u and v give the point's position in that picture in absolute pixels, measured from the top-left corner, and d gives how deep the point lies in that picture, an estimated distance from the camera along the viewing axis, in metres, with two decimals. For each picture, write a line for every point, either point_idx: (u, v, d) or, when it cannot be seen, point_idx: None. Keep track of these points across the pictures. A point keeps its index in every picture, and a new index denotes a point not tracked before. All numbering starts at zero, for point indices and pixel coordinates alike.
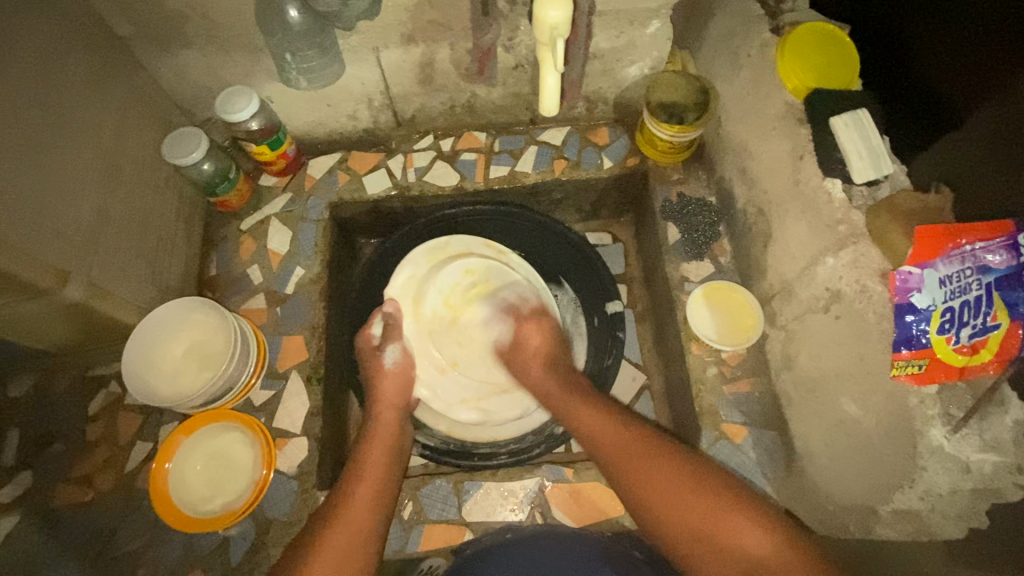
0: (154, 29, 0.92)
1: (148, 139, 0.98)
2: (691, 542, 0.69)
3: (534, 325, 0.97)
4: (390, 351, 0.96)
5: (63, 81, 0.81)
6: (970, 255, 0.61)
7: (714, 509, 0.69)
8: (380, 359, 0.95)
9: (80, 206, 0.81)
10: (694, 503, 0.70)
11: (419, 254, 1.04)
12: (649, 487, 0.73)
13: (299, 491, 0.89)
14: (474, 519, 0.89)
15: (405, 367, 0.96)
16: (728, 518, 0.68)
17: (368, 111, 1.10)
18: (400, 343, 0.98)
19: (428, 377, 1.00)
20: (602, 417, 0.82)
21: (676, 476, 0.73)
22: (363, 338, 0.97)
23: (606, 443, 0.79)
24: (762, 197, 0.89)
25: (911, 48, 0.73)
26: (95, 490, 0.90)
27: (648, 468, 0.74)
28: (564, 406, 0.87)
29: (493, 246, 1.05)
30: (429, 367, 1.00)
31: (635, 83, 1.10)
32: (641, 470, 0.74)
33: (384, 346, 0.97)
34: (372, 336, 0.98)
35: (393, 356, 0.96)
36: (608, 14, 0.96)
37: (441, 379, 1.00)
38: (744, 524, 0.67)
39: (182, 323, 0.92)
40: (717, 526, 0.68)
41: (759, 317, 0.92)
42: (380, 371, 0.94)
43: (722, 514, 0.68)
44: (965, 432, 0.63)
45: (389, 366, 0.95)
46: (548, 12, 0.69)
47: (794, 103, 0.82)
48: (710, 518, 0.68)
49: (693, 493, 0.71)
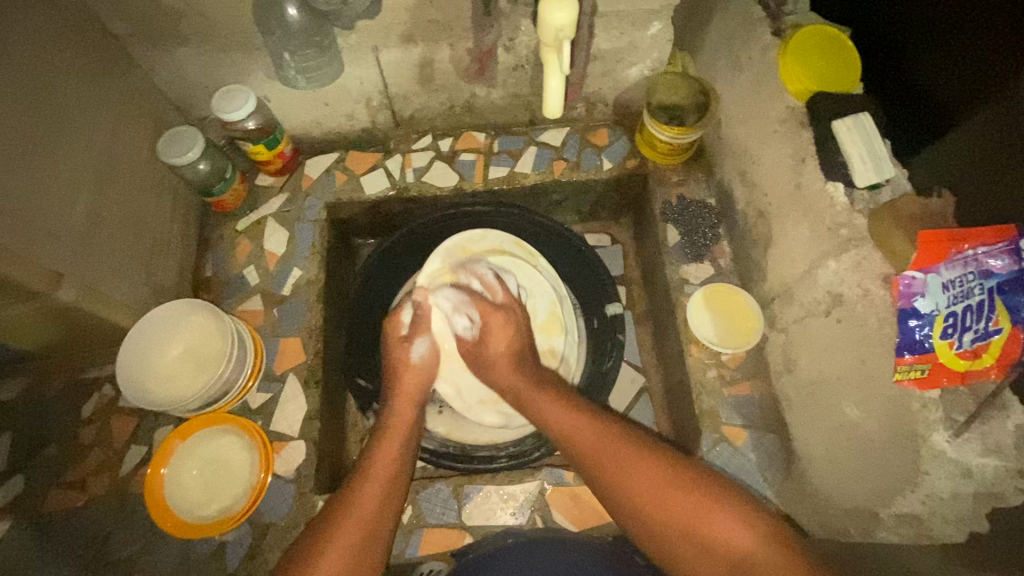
0: (149, 27, 0.91)
1: (144, 139, 0.97)
2: (684, 551, 0.68)
3: (501, 317, 0.91)
4: (418, 344, 0.94)
5: (59, 79, 0.80)
6: (972, 259, 0.61)
7: (712, 512, 0.68)
8: (406, 351, 0.93)
9: (75, 207, 0.80)
10: (684, 509, 0.69)
11: (451, 245, 1.02)
12: (626, 481, 0.73)
13: (297, 495, 0.88)
14: (474, 522, 0.88)
15: (431, 364, 0.94)
16: (707, 509, 0.68)
17: (366, 111, 1.09)
18: (428, 337, 0.95)
19: (452, 373, 0.98)
20: (578, 420, 0.80)
21: (665, 481, 0.71)
22: (392, 324, 0.96)
23: (576, 435, 0.78)
24: (763, 200, 0.89)
25: (913, 53, 0.73)
26: (88, 494, 0.88)
27: (631, 481, 0.72)
28: (536, 405, 0.84)
29: (523, 246, 1.06)
30: (454, 364, 0.97)
31: (634, 85, 1.10)
32: (626, 479, 0.73)
33: (412, 338, 0.94)
34: (400, 325, 0.96)
35: (420, 350, 0.94)
36: (609, 14, 0.97)
37: (464, 377, 0.98)
38: (734, 525, 0.67)
39: (179, 325, 0.91)
40: (711, 529, 0.67)
41: (759, 319, 0.92)
42: (404, 364, 0.92)
43: (716, 517, 0.68)
44: (968, 437, 0.63)
45: (415, 360, 0.93)
46: (553, 14, 0.69)
47: (795, 105, 0.82)
48: (700, 525, 0.68)
49: (682, 497, 0.70)
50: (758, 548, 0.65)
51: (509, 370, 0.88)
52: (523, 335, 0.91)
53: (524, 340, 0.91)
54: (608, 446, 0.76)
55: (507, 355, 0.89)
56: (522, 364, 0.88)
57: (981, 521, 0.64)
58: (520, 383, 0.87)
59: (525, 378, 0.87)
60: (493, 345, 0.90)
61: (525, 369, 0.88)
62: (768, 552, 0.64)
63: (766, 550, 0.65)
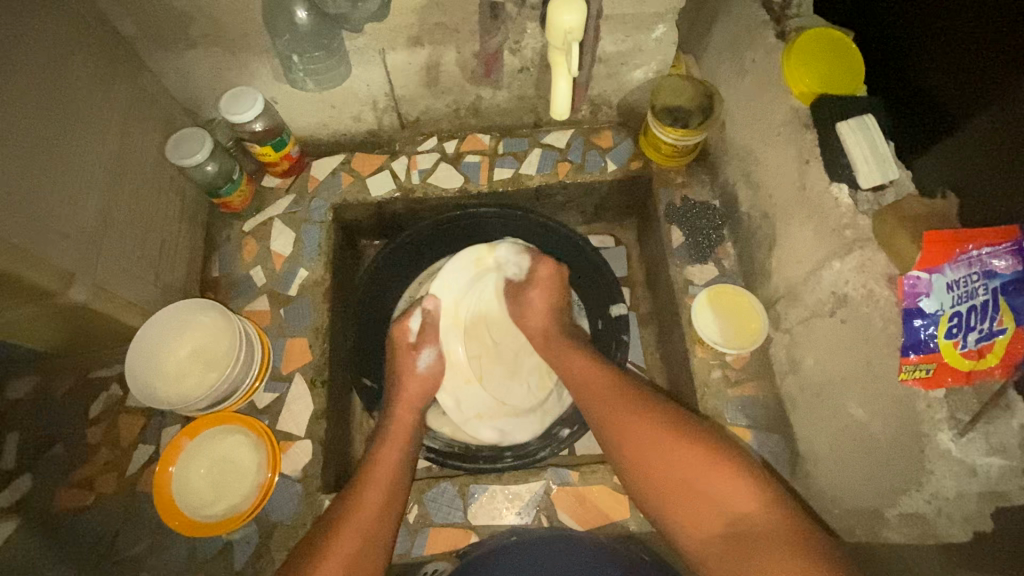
0: (158, 30, 0.92)
1: (153, 141, 0.97)
2: (683, 504, 0.70)
3: (547, 269, 1.00)
4: (424, 353, 0.97)
5: (70, 81, 0.81)
6: (976, 259, 0.61)
7: (716, 469, 0.69)
8: (412, 360, 0.96)
9: (85, 208, 0.81)
10: (686, 464, 0.71)
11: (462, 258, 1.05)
12: (625, 431, 0.77)
13: (303, 494, 0.89)
14: (479, 522, 0.89)
15: (434, 372, 0.97)
16: (706, 466, 0.70)
17: (372, 113, 1.10)
18: (434, 347, 0.98)
19: (453, 386, 1.00)
20: (597, 369, 0.86)
21: (670, 436, 0.73)
22: (400, 330, 0.98)
23: (588, 381, 0.85)
24: (767, 201, 0.89)
25: (915, 56, 0.73)
26: (96, 493, 0.89)
27: (633, 431, 0.76)
28: (564, 349, 0.92)
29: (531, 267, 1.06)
30: (456, 376, 1.01)
31: (639, 87, 1.10)
32: (630, 426, 0.76)
33: (420, 347, 0.97)
34: (407, 332, 0.99)
35: (426, 360, 0.97)
36: (614, 18, 0.97)
37: (464, 390, 1.00)
38: (735, 485, 0.68)
39: (187, 325, 0.92)
40: (707, 485, 0.69)
41: (764, 320, 0.92)
42: (409, 373, 0.95)
43: (719, 476, 0.69)
44: (972, 436, 0.63)
45: (421, 369, 0.96)
46: (562, 18, 0.70)
47: (799, 108, 0.82)
48: (701, 481, 0.69)
49: (684, 452, 0.71)
50: (759, 510, 0.66)
51: (541, 316, 0.98)
52: (564, 293, 1.00)
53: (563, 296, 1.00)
54: (615, 398, 0.81)
55: (544, 304, 0.98)
56: (555, 312, 0.98)
57: (985, 520, 0.65)
58: (550, 327, 0.96)
59: (557, 323, 0.97)
60: (535, 291, 0.99)
61: (559, 316, 0.98)
62: (767, 513, 0.65)
63: (766, 511, 0.66)
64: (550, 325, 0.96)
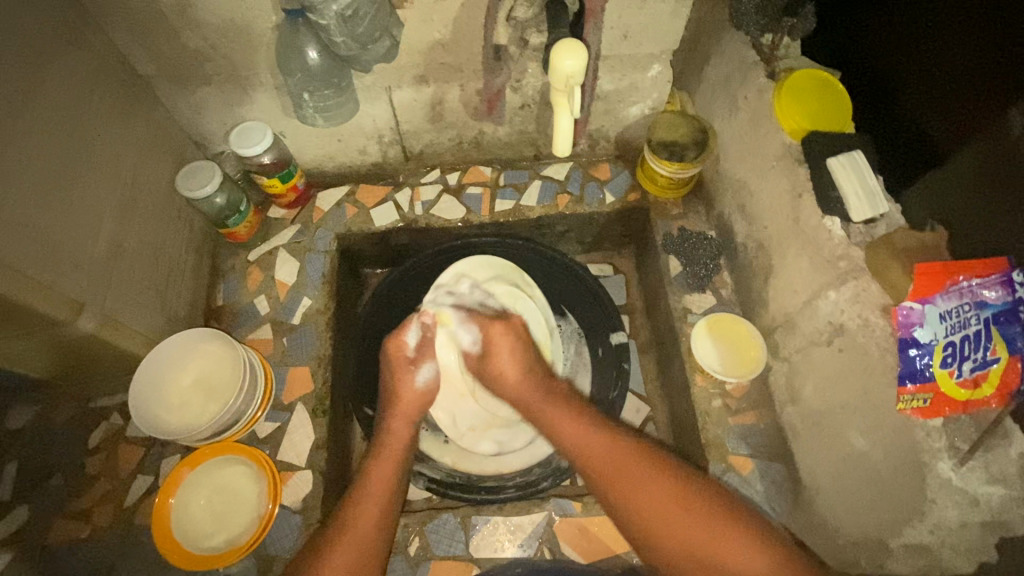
0: (174, 70, 0.96)
1: (165, 174, 1.00)
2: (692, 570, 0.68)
3: (499, 328, 0.91)
4: (424, 368, 0.94)
5: (88, 119, 0.84)
6: (966, 290, 0.63)
7: (728, 538, 0.69)
8: (411, 375, 0.92)
9: (97, 240, 0.83)
10: (699, 530, 0.69)
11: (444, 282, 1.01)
12: (636, 496, 0.73)
13: (303, 527, 0.88)
14: (482, 554, 0.88)
15: (431, 390, 0.93)
16: (721, 531, 0.69)
17: (377, 146, 1.13)
18: (434, 362, 0.95)
19: (449, 403, 0.98)
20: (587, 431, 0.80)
21: (678, 507, 0.71)
22: (396, 345, 0.94)
23: (583, 448, 0.79)
24: (762, 232, 0.92)
25: (899, 99, 0.77)
26: (92, 525, 0.87)
27: (643, 489, 0.73)
28: (546, 419, 0.84)
29: (519, 274, 1.08)
30: (449, 392, 0.98)
31: (635, 123, 1.14)
32: (633, 489, 0.74)
33: (419, 362, 0.94)
34: (405, 346, 0.94)
35: (426, 375, 0.94)
36: (611, 58, 1.02)
37: (460, 405, 0.98)
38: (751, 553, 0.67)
39: (191, 354, 0.92)
40: (725, 556, 0.68)
41: (762, 348, 0.93)
42: (407, 386, 0.92)
43: (728, 541, 0.68)
44: (971, 465, 0.64)
45: (420, 385, 0.93)
46: (565, 62, 0.74)
47: (791, 143, 0.85)
48: (712, 548, 0.68)
49: (692, 522, 0.70)
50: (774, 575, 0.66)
51: (514, 378, 0.88)
52: (524, 347, 0.90)
53: (527, 349, 0.91)
54: (619, 460, 0.76)
55: (512, 363, 0.88)
56: (526, 367, 0.88)
57: (989, 550, 0.64)
58: (527, 396, 0.86)
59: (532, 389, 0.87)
60: (499, 355, 0.89)
61: (534, 377, 0.88)
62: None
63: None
64: (524, 391, 0.86)
